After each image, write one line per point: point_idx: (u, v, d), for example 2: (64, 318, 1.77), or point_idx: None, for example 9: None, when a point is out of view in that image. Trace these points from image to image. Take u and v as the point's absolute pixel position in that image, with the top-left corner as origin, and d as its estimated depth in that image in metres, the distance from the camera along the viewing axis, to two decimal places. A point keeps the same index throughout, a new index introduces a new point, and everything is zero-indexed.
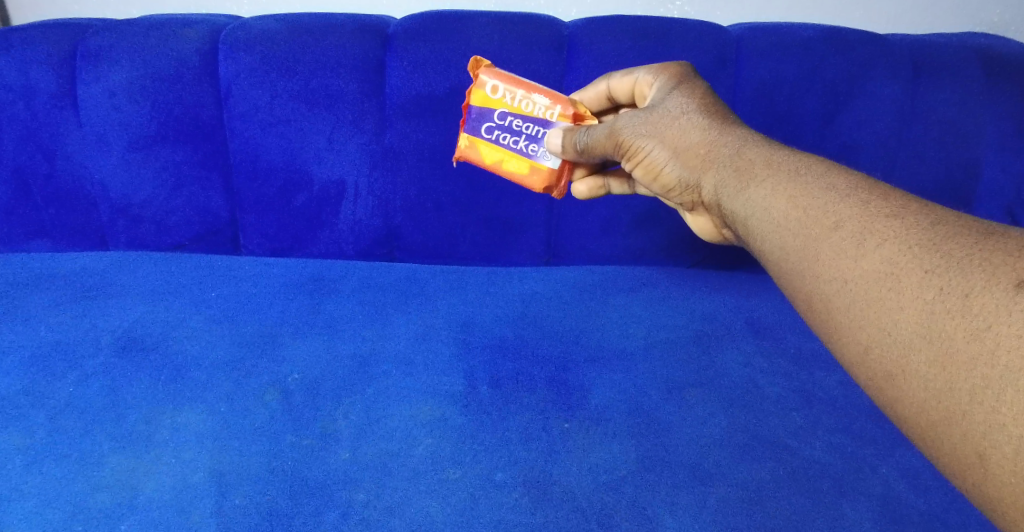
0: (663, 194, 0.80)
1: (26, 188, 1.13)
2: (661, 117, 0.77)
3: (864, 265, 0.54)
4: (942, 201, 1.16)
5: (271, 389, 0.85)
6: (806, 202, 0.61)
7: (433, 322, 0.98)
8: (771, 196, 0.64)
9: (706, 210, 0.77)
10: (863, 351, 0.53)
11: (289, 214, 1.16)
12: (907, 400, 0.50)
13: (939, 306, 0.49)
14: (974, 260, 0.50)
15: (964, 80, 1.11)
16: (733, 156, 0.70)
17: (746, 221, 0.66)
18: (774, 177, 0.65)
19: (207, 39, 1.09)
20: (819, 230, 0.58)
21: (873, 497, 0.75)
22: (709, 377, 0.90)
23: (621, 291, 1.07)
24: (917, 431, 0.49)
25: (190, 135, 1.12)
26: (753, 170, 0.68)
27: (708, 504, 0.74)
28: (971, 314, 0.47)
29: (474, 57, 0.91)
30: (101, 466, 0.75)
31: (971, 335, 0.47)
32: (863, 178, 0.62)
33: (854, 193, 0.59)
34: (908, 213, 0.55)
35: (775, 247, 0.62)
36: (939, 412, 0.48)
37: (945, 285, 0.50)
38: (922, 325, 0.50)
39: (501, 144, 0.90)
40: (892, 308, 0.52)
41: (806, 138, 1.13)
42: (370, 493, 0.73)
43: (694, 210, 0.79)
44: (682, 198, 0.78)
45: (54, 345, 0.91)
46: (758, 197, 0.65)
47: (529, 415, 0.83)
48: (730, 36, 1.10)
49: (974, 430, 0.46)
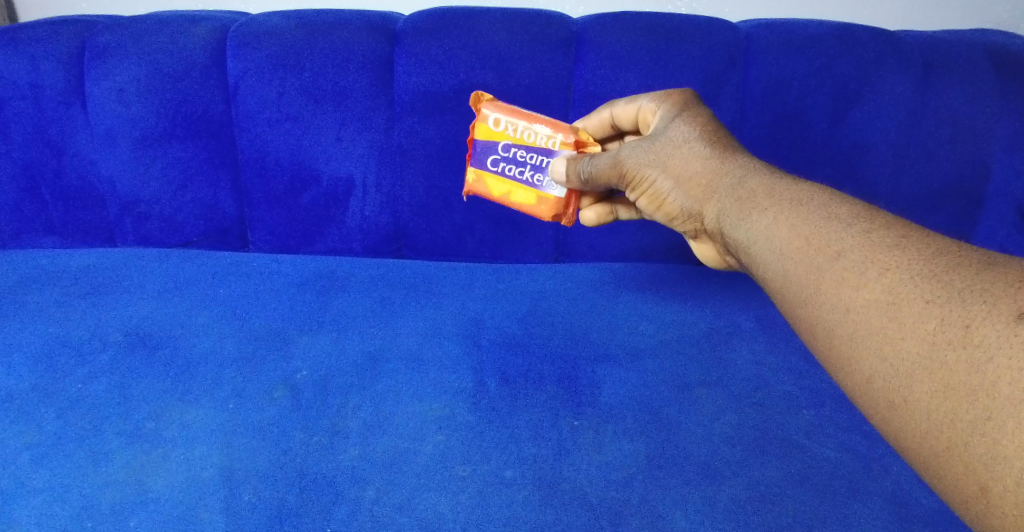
0: (667, 222, 0.80)
1: (34, 185, 1.13)
2: (663, 146, 0.77)
3: (864, 297, 0.54)
4: (952, 201, 1.14)
5: (280, 386, 0.85)
6: (808, 230, 0.61)
7: (442, 319, 0.98)
8: (773, 225, 0.64)
9: (710, 238, 0.77)
10: (865, 381, 0.52)
11: (297, 211, 1.16)
12: (909, 431, 0.49)
13: (940, 337, 0.49)
14: (973, 291, 0.49)
15: (976, 77, 1.09)
16: (734, 184, 0.71)
17: (748, 250, 0.66)
18: (776, 206, 0.65)
19: (216, 35, 1.09)
20: (822, 259, 0.58)
21: (887, 497, 0.74)
22: (719, 375, 0.90)
23: (631, 289, 1.06)
24: (920, 460, 0.49)
25: (198, 131, 1.12)
26: (754, 199, 0.68)
27: (721, 502, 0.73)
28: (973, 346, 0.47)
29: (476, 92, 0.94)
30: (111, 462, 0.75)
31: (972, 367, 0.46)
32: (866, 208, 0.61)
33: (856, 223, 0.59)
34: (908, 243, 0.55)
35: (777, 275, 0.62)
36: (941, 441, 0.47)
37: (946, 316, 0.49)
38: (924, 356, 0.49)
39: (507, 175, 0.92)
40: (894, 338, 0.51)
41: (816, 136, 1.12)
42: (380, 490, 0.73)
43: (698, 238, 0.79)
44: (686, 226, 0.78)
45: (62, 342, 0.91)
46: (759, 226, 0.65)
47: (538, 413, 0.83)
48: (740, 33, 1.09)
49: (975, 462, 0.45)
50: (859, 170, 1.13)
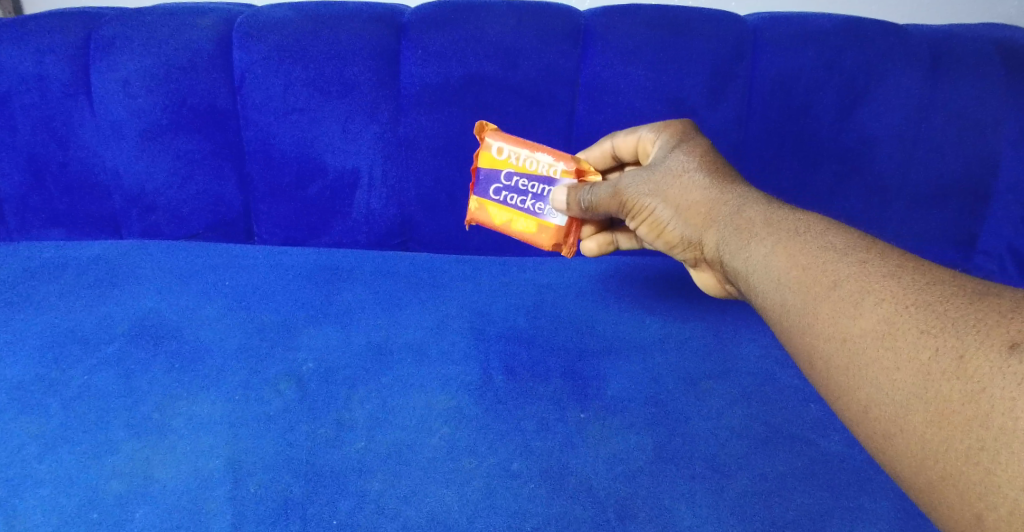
0: (667, 250, 0.80)
1: (41, 177, 1.14)
2: (662, 176, 0.77)
3: (860, 328, 0.53)
4: (959, 197, 1.14)
5: (286, 378, 0.85)
6: (805, 260, 0.60)
7: (449, 312, 0.98)
8: (771, 254, 0.63)
9: (710, 266, 0.76)
10: (862, 409, 0.52)
11: (304, 203, 1.16)
12: (905, 461, 0.48)
13: (935, 368, 0.47)
14: (967, 322, 0.48)
15: (985, 73, 1.08)
16: (733, 214, 0.70)
17: (748, 278, 0.65)
18: (774, 235, 0.64)
19: (222, 27, 1.09)
20: (818, 288, 0.57)
21: (893, 491, 0.74)
22: (725, 370, 0.90)
23: (637, 282, 1.06)
24: (916, 487, 0.48)
25: (203, 123, 1.12)
26: (752, 230, 0.67)
27: (727, 495, 0.73)
28: (966, 377, 0.46)
29: (479, 121, 0.94)
30: (117, 453, 0.75)
31: (966, 397, 0.45)
32: (863, 239, 0.60)
33: (852, 252, 0.58)
34: (903, 273, 0.54)
35: (775, 304, 0.61)
36: (936, 470, 0.46)
37: (941, 347, 0.48)
38: (919, 386, 0.48)
39: (508, 205, 0.92)
40: (889, 368, 0.50)
41: (823, 130, 1.11)
42: (386, 482, 0.73)
43: (698, 266, 0.78)
44: (686, 254, 0.77)
45: (69, 334, 0.92)
46: (758, 255, 0.64)
47: (544, 406, 0.83)
48: (748, 26, 1.09)
49: (969, 490, 0.44)
50: (866, 165, 1.12)
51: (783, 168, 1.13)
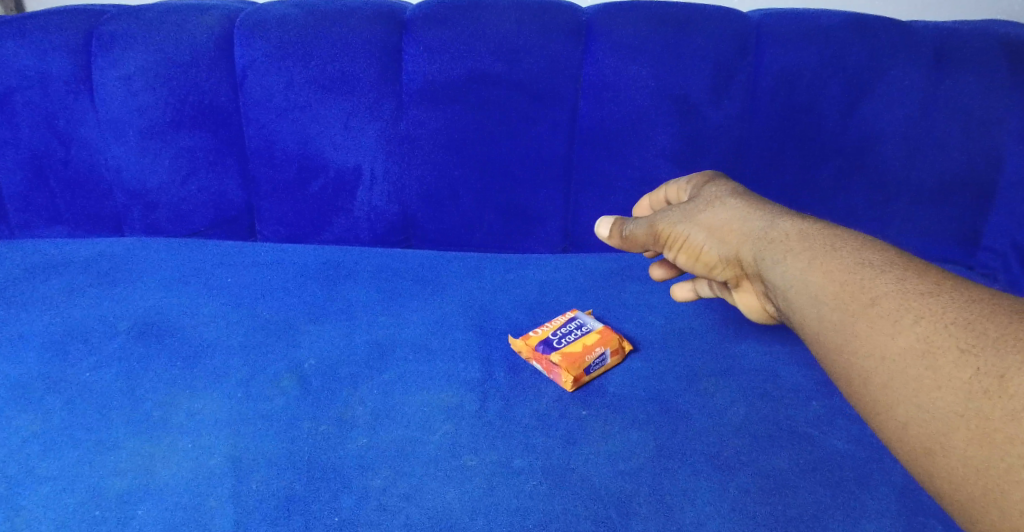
0: (706, 275, 0.76)
1: (43, 175, 1.14)
2: (694, 206, 0.75)
3: (898, 346, 0.49)
4: (963, 194, 1.13)
5: (288, 375, 0.85)
6: (840, 275, 0.57)
7: (452, 310, 0.97)
8: (805, 268, 0.61)
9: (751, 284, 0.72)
10: (899, 428, 0.47)
11: (306, 200, 1.16)
12: (945, 481, 0.44)
13: (978, 388, 0.43)
14: (1009, 339, 0.44)
15: (989, 68, 1.08)
16: (765, 229, 0.67)
17: (785, 295, 0.62)
18: (810, 251, 0.62)
19: (224, 24, 1.09)
20: (855, 304, 0.54)
21: (897, 488, 0.74)
22: (728, 367, 0.89)
23: (640, 280, 1.06)
24: (957, 511, 0.43)
25: (205, 120, 1.12)
26: (785, 243, 0.65)
27: (730, 493, 0.72)
28: (1009, 396, 0.41)
29: None
30: (119, 450, 0.75)
31: (1009, 415, 0.41)
32: (901, 256, 0.57)
33: (890, 269, 0.55)
34: (943, 289, 0.51)
35: (811, 320, 0.58)
36: (977, 492, 0.41)
37: (982, 366, 0.44)
38: (959, 404, 0.44)
39: None
40: (928, 386, 0.46)
41: (826, 127, 1.11)
42: (387, 479, 0.73)
43: (739, 287, 0.74)
44: (725, 274, 0.73)
45: (70, 331, 0.92)
46: (792, 270, 0.62)
47: (546, 403, 0.83)
48: (750, 22, 1.08)
49: (1011, 511, 0.39)
50: (870, 162, 1.12)
51: (786, 165, 1.13)
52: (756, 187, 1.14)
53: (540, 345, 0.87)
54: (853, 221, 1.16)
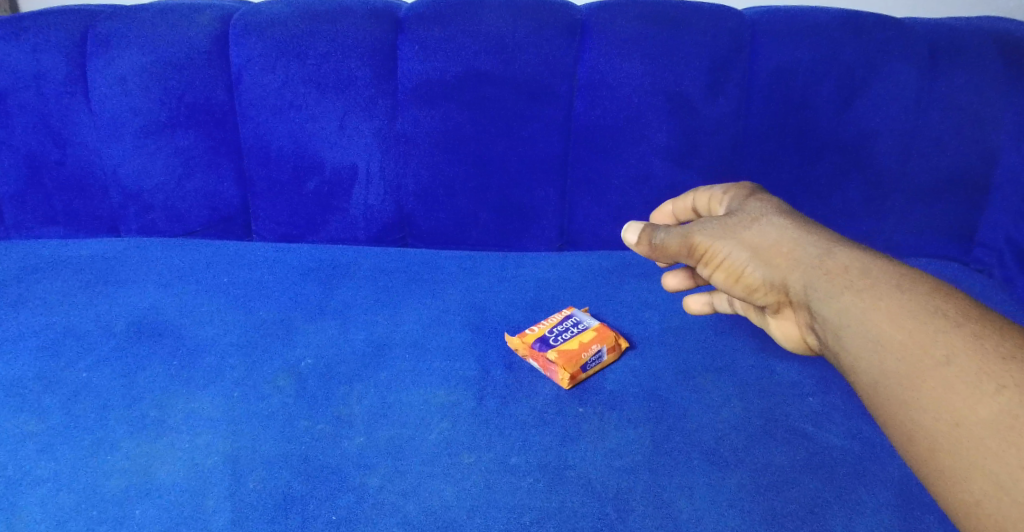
0: (744, 296, 0.73)
1: (38, 175, 1.14)
2: (740, 223, 0.72)
3: (977, 415, 0.49)
4: (958, 190, 1.13)
5: (285, 374, 0.85)
6: (908, 321, 0.56)
7: (449, 308, 0.98)
8: (868, 308, 0.59)
9: (792, 310, 0.70)
10: (967, 496, 0.47)
11: (302, 199, 1.16)
12: None
13: None
14: None
15: (984, 65, 1.08)
16: (820, 259, 0.65)
17: (840, 334, 0.60)
18: (872, 291, 0.60)
19: (219, 23, 1.09)
20: (925, 356, 0.53)
21: (892, 483, 0.74)
22: (724, 363, 0.90)
23: (636, 277, 1.06)
24: None
25: (200, 119, 1.11)
26: (844, 279, 0.62)
27: (727, 489, 0.73)
28: None
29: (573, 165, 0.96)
30: (116, 450, 0.75)
31: None
32: (971, 305, 0.56)
33: (961, 321, 0.54)
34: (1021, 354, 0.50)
35: (868, 365, 0.56)
36: None
37: None
38: None
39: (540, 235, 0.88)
40: (1005, 458, 0.46)
41: (821, 124, 1.11)
42: (385, 477, 0.73)
43: (778, 311, 0.72)
44: (767, 298, 0.70)
45: (66, 331, 0.91)
46: (852, 308, 0.60)
47: (543, 400, 0.83)
48: (745, 20, 1.09)
49: None
50: (864, 158, 1.12)
51: (781, 162, 1.13)
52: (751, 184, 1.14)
53: (536, 343, 0.87)
54: (848, 218, 1.16)
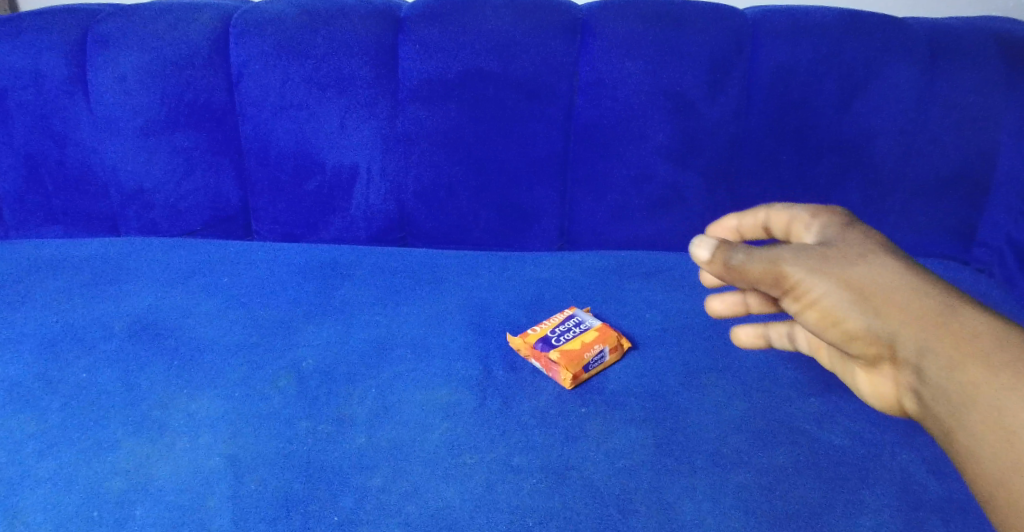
0: (833, 344, 0.56)
1: (38, 175, 1.13)
2: (840, 255, 0.55)
3: None
4: (959, 190, 1.13)
5: (286, 374, 0.85)
6: None
7: (450, 308, 0.97)
8: (1006, 384, 0.45)
9: (898, 373, 0.52)
10: None
11: (302, 199, 1.16)
12: None
13: None
14: None
15: (984, 65, 1.08)
16: (945, 315, 0.50)
17: (969, 413, 0.46)
18: (1018, 367, 0.45)
19: (219, 23, 1.08)
20: None
21: (895, 484, 0.74)
22: (726, 363, 0.89)
23: (637, 277, 1.06)
24: None
25: (200, 119, 1.11)
26: (984, 348, 0.47)
27: (729, 489, 0.72)
28: None
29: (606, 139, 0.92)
30: (115, 451, 0.75)
31: None
32: None
33: None
34: None
35: (1004, 456, 0.44)
36: None
37: None
38: None
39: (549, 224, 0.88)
40: None
41: (822, 123, 1.10)
42: (386, 478, 0.72)
43: (874, 368, 0.54)
44: (863, 352, 0.54)
45: (66, 332, 0.91)
46: (986, 382, 0.46)
47: (545, 400, 0.82)
48: (746, 20, 1.09)
49: None
50: (865, 158, 1.12)
51: (783, 162, 1.12)
52: (753, 184, 1.14)
53: (538, 343, 0.87)
54: (849, 217, 1.16)
